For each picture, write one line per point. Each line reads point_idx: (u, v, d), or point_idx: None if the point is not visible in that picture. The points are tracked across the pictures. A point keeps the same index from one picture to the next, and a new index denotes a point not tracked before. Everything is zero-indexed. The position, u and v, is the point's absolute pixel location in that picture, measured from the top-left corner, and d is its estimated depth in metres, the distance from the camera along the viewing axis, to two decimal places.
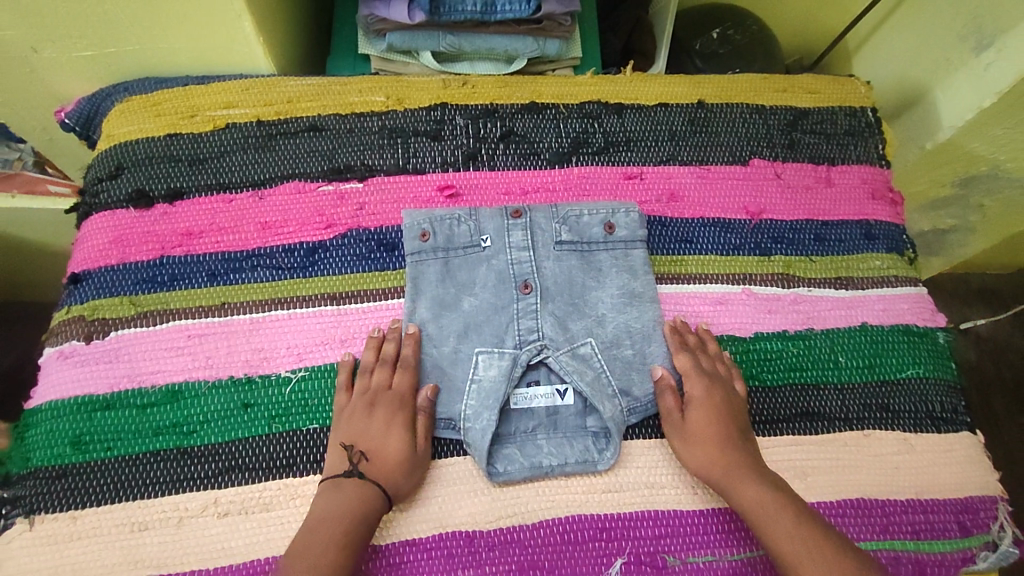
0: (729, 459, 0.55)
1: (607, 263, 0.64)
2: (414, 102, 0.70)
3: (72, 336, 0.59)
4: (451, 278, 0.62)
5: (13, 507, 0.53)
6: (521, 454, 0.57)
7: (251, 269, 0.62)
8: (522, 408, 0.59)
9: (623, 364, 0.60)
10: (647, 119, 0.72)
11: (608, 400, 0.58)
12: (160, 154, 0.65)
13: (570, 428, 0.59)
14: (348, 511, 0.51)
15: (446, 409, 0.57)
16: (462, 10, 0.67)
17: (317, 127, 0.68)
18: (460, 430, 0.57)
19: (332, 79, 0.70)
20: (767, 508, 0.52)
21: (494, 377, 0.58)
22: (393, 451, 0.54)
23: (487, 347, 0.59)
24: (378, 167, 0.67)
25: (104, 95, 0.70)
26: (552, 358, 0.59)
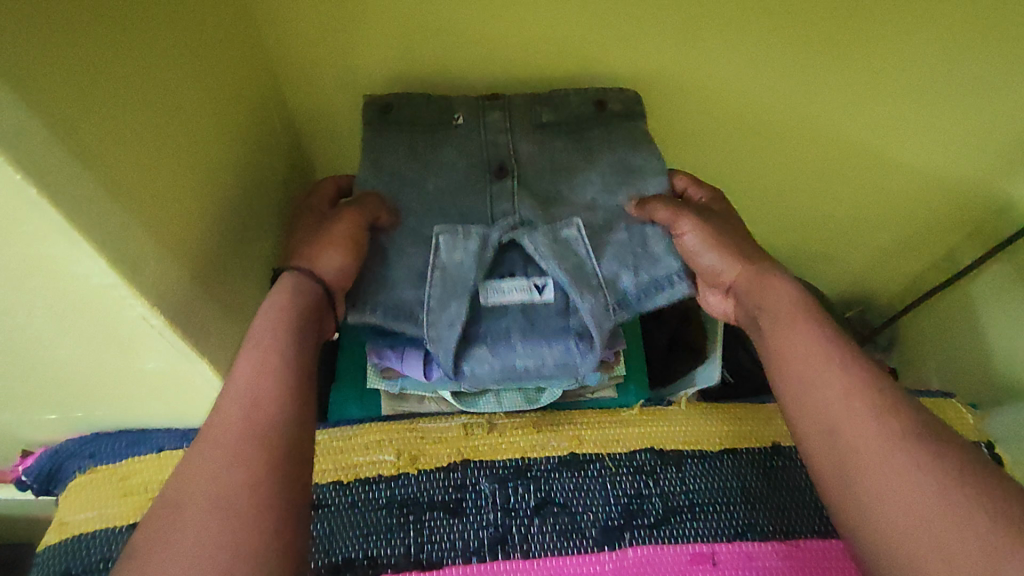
0: (757, 270, 0.51)
1: (596, 141, 0.61)
2: (430, 459, 0.60)
3: None
4: (445, 282, 0.54)
5: None
6: (494, 355, 0.55)
7: None
8: (496, 305, 0.57)
9: (612, 253, 0.57)
10: (713, 472, 0.59)
11: (589, 292, 0.55)
12: (119, 552, 0.54)
13: (548, 328, 0.56)
14: (275, 326, 0.44)
15: (405, 297, 0.54)
16: (486, 364, 0.55)
17: (314, 502, 0.57)
18: (422, 326, 0.54)
19: (332, 431, 0.61)
20: (795, 328, 0.46)
21: (461, 261, 0.55)
22: (320, 236, 0.51)
23: (448, 231, 0.55)
24: (383, 558, 0.54)
25: (65, 454, 0.60)
26: (528, 238, 0.56)
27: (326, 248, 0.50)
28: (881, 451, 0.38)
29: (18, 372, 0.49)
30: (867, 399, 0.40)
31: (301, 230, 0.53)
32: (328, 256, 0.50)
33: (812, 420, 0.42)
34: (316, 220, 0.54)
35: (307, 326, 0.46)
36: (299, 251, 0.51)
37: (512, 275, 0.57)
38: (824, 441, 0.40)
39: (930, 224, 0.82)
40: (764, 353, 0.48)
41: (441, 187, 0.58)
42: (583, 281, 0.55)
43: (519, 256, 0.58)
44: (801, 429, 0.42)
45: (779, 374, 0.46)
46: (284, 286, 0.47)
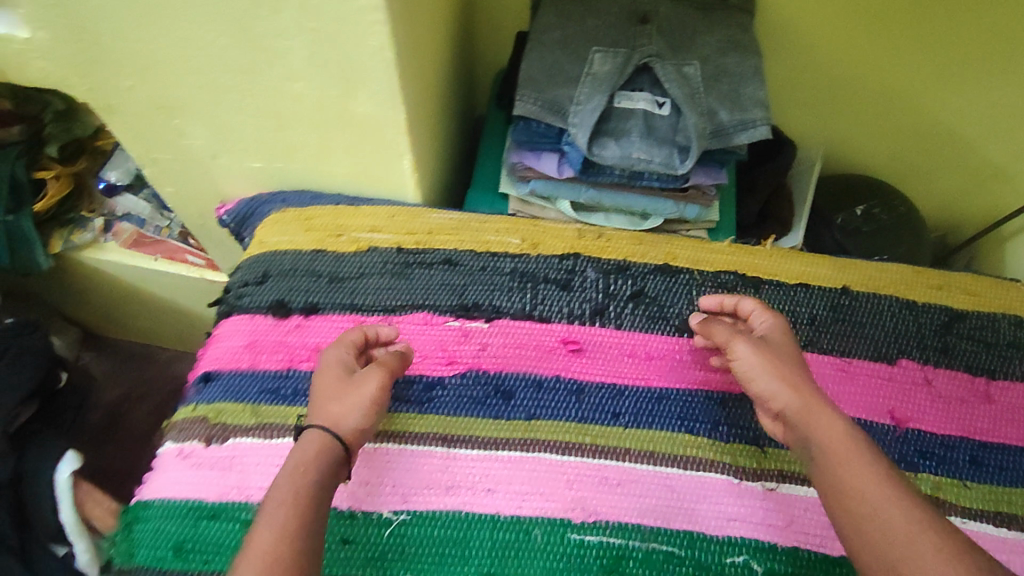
0: (807, 390, 0.54)
1: (721, 18, 0.72)
2: (548, 249, 0.71)
3: (193, 436, 0.60)
4: (593, 83, 0.66)
5: None
6: (616, 145, 0.65)
7: None
8: (625, 110, 0.66)
9: (717, 95, 0.67)
10: (785, 298, 0.69)
11: (697, 112, 0.65)
12: (303, 268, 0.69)
13: (661, 135, 0.66)
14: (307, 464, 0.52)
15: (560, 95, 0.67)
16: (610, 152, 0.65)
17: (452, 261, 0.70)
18: (570, 114, 0.66)
19: (471, 216, 0.73)
20: (846, 444, 0.51)
21: (607, 72, 0.66)
22: (347, 402, 0.56)
23: (603, 49, 0.68)
24: (505, 309, 0.67)
25: (261, 201, 0.76)
26: (658, 65, 0.66)
27: (351, 412, 0.56)
28: (910, 530, 0.45)
29: (253, 103, 0.64)
30: (898, 498, 0.47)
31: (326, 380, 0.58)
32: (364, 395, 0.56)
33: (855, 506, 0.48)
34: (341, 367, 0.59)
35: (337, 455, 0.54)
36: (322, 404, 0.56)
37: (640, 92, 0.67)
38: (864, 529, 0.47)
39: None
40: (816, 466, 0.51)
41: (595, 16, 0.71)
42: (693, 103, 0.65)
43: (648, 80, 0.67)
44: (847, 532, 0.48)
45: (831, 479, 0.50)
46: (308, 439, 0.54)
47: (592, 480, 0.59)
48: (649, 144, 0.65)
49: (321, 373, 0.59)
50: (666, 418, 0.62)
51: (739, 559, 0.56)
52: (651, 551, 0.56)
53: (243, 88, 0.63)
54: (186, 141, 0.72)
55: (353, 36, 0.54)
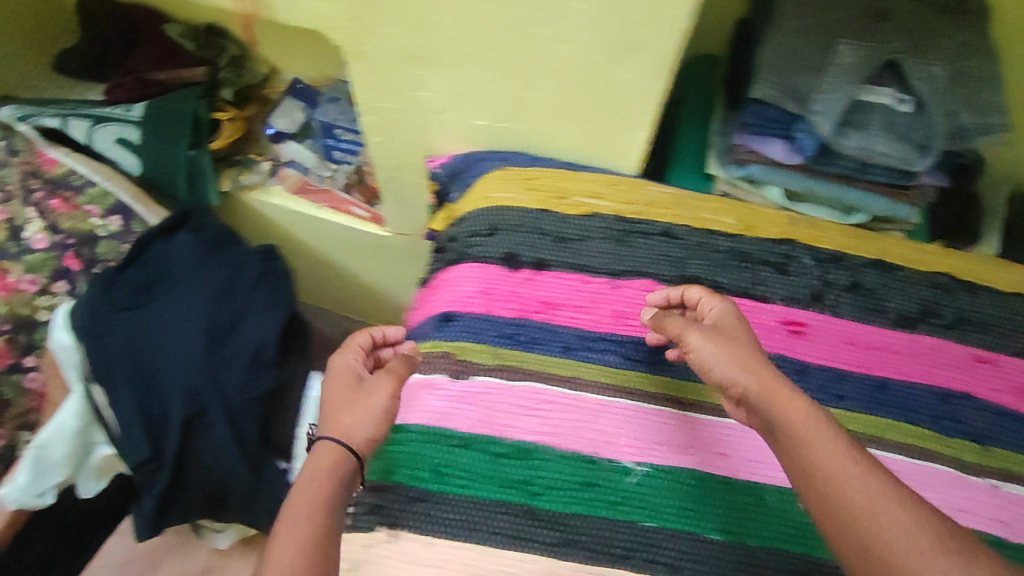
0: (767, 375, 0.53)
1: (962, 17, 0.70)
2: (763, 233, 0.73)
3: (440, 369, 0.65)
4: (839, 74, 0.66)
5: (372, 515, 0.59)
6: (860, 137, 0.67)
7: (602, 351, 0.66)
8: (867, 105, 0.66)
9: (959, 95, 0.67)
10: (1002, 305, 0.70)
11: (942, 113, 0.66)
12: (529, 225, 0.71)
13: (904, 131, 0.66)
14: (322, 472, 0.52)
15: (802, 82, 0.67)
16: (854, 144, 0.67)
17: (671, 234, 0.72)
18: (812, 105, 0.66)
19: (685, 193, 0.75)
20: (862, 445, 0.48)
21: (853, 64, 0.66)
22: (361, 411, 0.56)
23: (850, 41, 0.66)
24: (724, 285, 0.70)
25: (478, 158, 0.79)
26: (905, 62, 0.65)
27: (362, 422, 0.56)
28: (902, 519, 0.42)
29: (509, 62, 0.66)
30: (871, 477, 0.45)
31: (337, 390, 0.58)
32: (378, 400, 0.57)
33: (851, 514, 0.44)
34: (346, 373, 0.60)
35: (349, 467, 0.53)
36: (338, 413, 0.56)
37: (883, 87, 0.66)
38: (887, 532, 0.42)
39: None
40: (787, 454, 0.49)
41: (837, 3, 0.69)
42: (938, 103, 0.65)
43: (892, 76, 0.67)
44: (846, 540, 0.43)
45: (805, 467, 0.47)
46: (320, 451, 0.54)
47: None
48: (892, 139, 0.66)
49: (334, 382, 0.60)
50: (887, 407, 0.64)
51: None
52: None
53: (507, 47, 0.64)
54: (420, 93, 0.74)
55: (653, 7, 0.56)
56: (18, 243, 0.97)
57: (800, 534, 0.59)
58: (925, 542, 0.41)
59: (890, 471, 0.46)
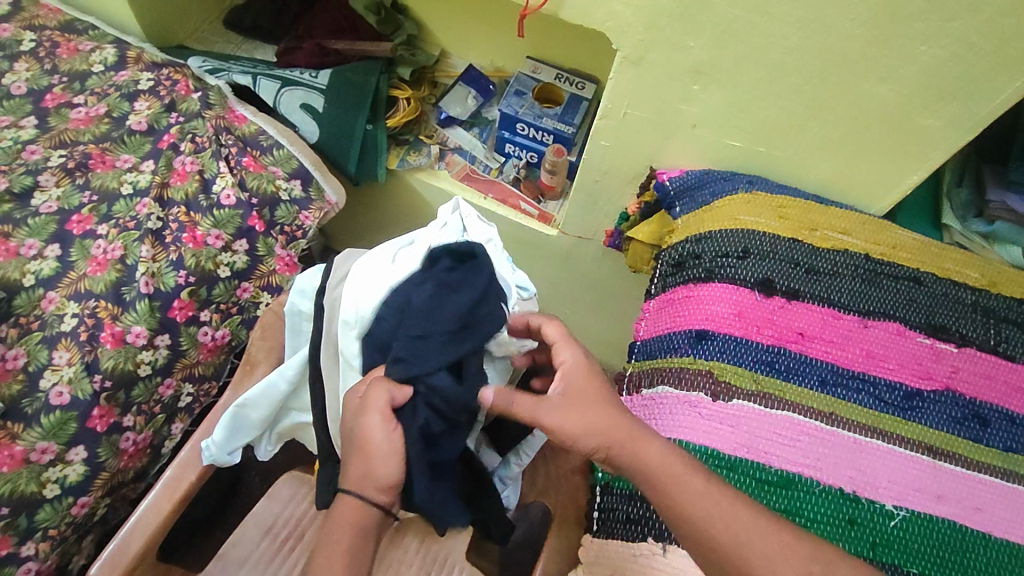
0: (619, 428, 0.55)
1: None
2: (1010, 292, 0.72)
3: (698, 387, 0.65)
4: None
5: (634, 525, 0.60)
6: None
7: (856, 390, 0.65)
8: None
9: None
10: None
11: None
12: (782, 253, 0.72)
13: None
14: (349, 531, 0.59)
15: None
16: None
17: (918, 280, 0.72)
18: None
19: (929, 241, 0.76)
20: (667, 465, 0.53)
21: None
22: (365, 461, 0.60)
23: None
24: (971, 338, 0.69)
25: (717, 178, 0.80)
26: None
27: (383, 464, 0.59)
28: (764, 544, 0.49)
29: (806, 91, 0.69)
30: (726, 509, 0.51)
31: (347, 432, 0.62)
32: (381, 452, 0.59)
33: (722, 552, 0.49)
34: (355, 404, 0.62)
35: (373, 517, 0.60)
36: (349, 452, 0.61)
37: None
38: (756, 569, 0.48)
39: None
40: (657, 497, 0.52)
41: None
42: None
43: None
44: None
45: (665, 500, 0.52)
46: (340, 505, 0.60)
47: None
48: None
49: (345, 412, 0.62)
50: None
51: None
52: None
53: (816, 75, 0.67)
54: (683, 106, 0.77)
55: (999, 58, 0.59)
56: (208, 197, 0.98)
57: None
58: (796, 561, 0.48)
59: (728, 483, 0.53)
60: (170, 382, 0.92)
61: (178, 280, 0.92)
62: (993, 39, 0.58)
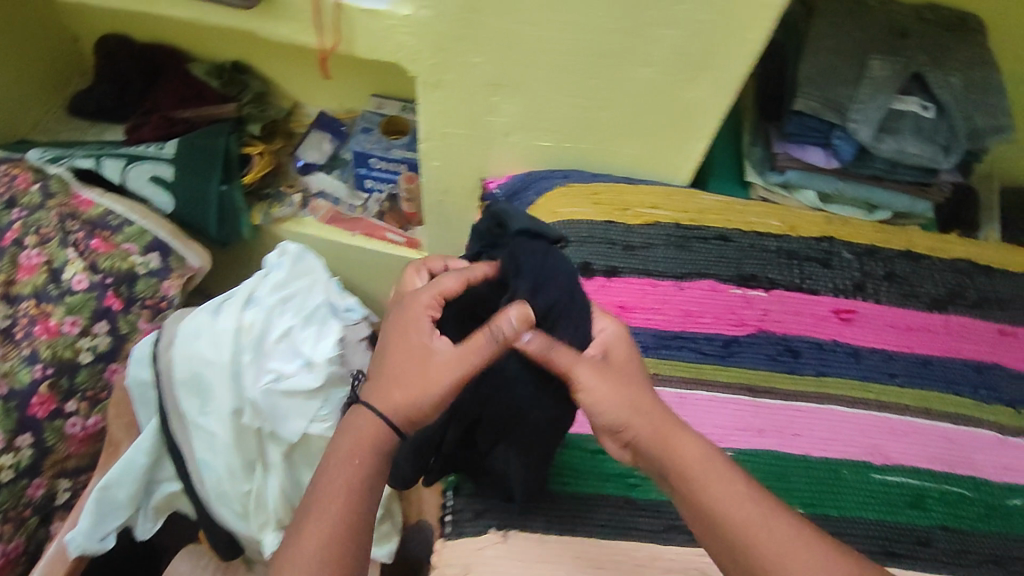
0: (651, 413, 0.51)
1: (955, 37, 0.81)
2: (806, 232, 0.80)
3: None
4: (875, 85, 0.75)
5: (481, 520, 0.60)
6: (898, 141, 0.75)
7: (677, 348, 0.70)
8: (901, 111, 0.76)
9: (974, 105, 0.76)
10: (1014, 285, 0.79)
11: (961, 118, 0.75)
12: (599, 236, 0.77)
13: (933, 133, 0.76)
14: (363, 449, 0.50)
15: (837, 97, 0.76)
16: (896, 147, 0.75)
17: (725, 237, 0.78)
18: (850, 114, 0.75)
19: (733, 200, 0.82)
20: (704, 462, 0.49)
21: (885, 75, 0.76)
22: (416, 381, 0.50)
23: (881, 57, 0.77)
24: (779, 281, 0.76)
25: (539, 177, 0.84)
26: (929, 74, 0.76)
27: (419, 393, 0.50)
28: (813, 557, 0.45)
29: (586, 86, 0.72)
30: (762, 514, 0.47)
31: (399, 353, 0.52)
32: (438, 374, 0.50)
33: (765, 563, 0.45)
34: (413, 329, 0.52)
35: (390, 442, 0.50)
36: (401, 375, 0.51)
37: (911, 97, 0.76)
38: None
39: None
40: (684, 501, 0.49)
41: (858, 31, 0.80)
42: (960, 108, 0.76)
43: (918, 86, 0.77)
44: None
45: (705, 511, 0.47)
46: (358, 420, 0.51)
47: (882, 431, 0.66)
48: (924, 143, 0.75)
49: (398, 332, 0.53)
50: (935, 381, 0.70)
51: None
52: (945, 491, 0.63)
53: (588, 71, 0.71)
54: (491, 117, 0.80)
55: (732, 30, 0.63)
56: (58, 285, 0.96)
57: (877, 505, 0.62)
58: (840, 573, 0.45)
59: (758, 484, 0.49)
60: (40, 481, 0.89)
61: (34, 376, 0.90)
62: (718, 15, 0.62)
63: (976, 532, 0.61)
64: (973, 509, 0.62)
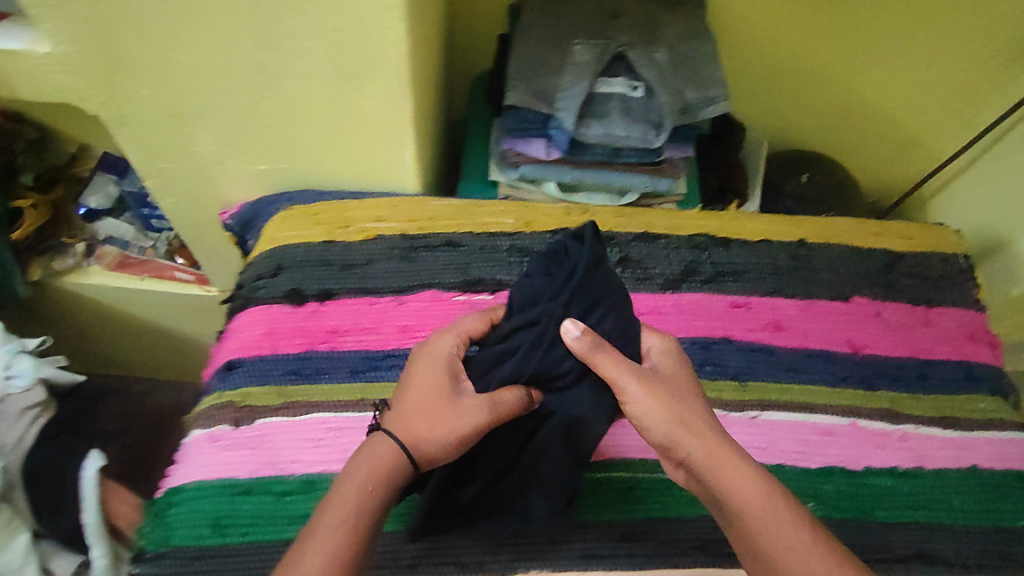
0: (713, 446, 0.50)
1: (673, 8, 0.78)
2: (541, 226, 0.78)
3: (221, 420, 0.64)
4: (574, 70, 0.72)
5: None
6: (603, 126, 0.72)
7: (388, 368, 0.68)
8: (606, 94, 0.72)
9: (683, 79, 0.73)
10: (753, 254, 0.77)
11: (668, 93, 0.71)
12: (315, 258, 0.73)
13: (640, 112, 0.72)
14: (375, 477, 0.48)
15: (540, 88, 0.72)
16: (599, 133, 0.72)
17: (454, 243, 0.75)
18: (553, 103, 0.72)
19: (467, 202, 0.79)
20: (767, 501, 0.48)
21: (586, 59, 0.72)
22: (429, 413, 0.50)
23: (582, 39, 0.73)
24: (507, 282, 0.73)
25: (267, 203, 0.79)
26: (631, 51, 0.72)
27: (437, 431, 0.49)
28: (820, 574, 0.45)
29: (263, 106, 0.68)
30: (822, 552, 0.46)
31: (423, 385, 0.51)
32: (461, 416, 0.49)
33: None
34: (441, 365, 0.53)
35: (403, 473, 0.49)
36: (414, 402, 0.51)
37: (617, 77, 0.73)
38: None
39: (943, 115, 0.97)
40: (734, 531, 0.49)
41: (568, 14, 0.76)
42: (665, 85, 0.72)
43: (623, 67, 0.73)
44: None
45: (750, 535, 0.47)
46: (375, 446, 0.51)
47: None
48: (630, 124, 0.72)
49: (422, 366, 0.53)
50: None
51: None
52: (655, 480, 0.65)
53: (255, 90, 0.66)
54: (194, 147, 0.74)
55: (370, 36, 0.59)
56: None
57: (584, 504, 0.64)
58: None
59: (792, 498, 0.49)
60: None
61: None
62: (346, 23, 0.58)
63: (680, 519, 0.64)
64: (680, 495, 0.65)
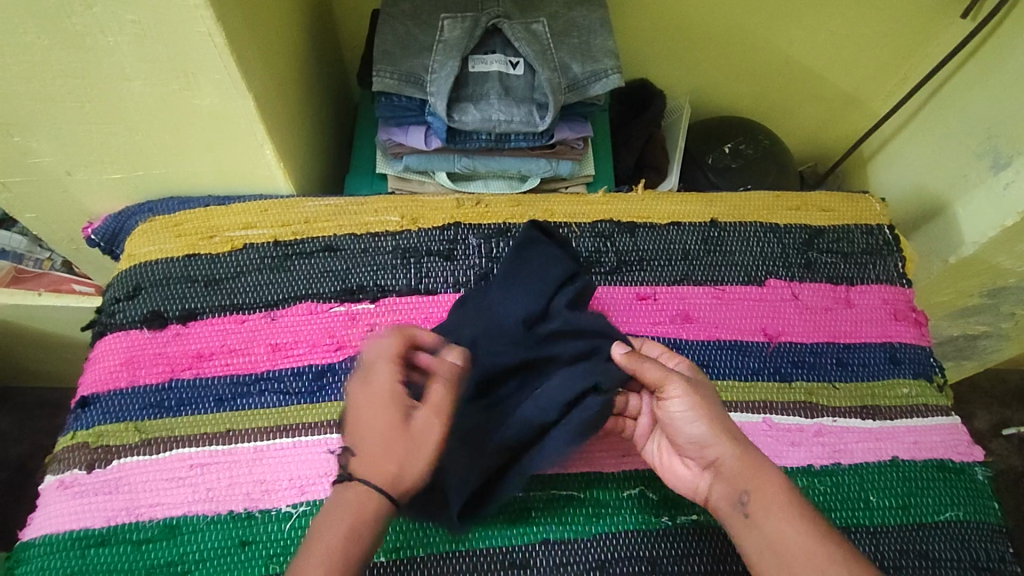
0: (744, 446, 0.52)
1: None
2: (429, 222, 0.71)
3: (73, 465, 0.58)
4: (445, 49, 0.66)
5: None
6: (480, 109, 0.66)
7: (259, 393, 0.62)
8: (482, 73, 0.67)
9: (566, 51, 0.67)
10: (660, 238, 0.71)
11: (548, 68, 0.66)
12: (178, 274, 0.67)
13: (520, 93, 0.67)
14: (357, 519, 0.47)
15: (409, 70, 0.66)
16: (476, 117, 0.66)
17: (332, 247, 0.69)
18: (424, 86, 0.66)
19: (349, 199, 0.72)
20: (786, 494, 0.50)
21: (457, 36, 0.66)
22: (394, 454, 0.47)
23: (452, 14, 0.67)
24: (390, 287, 0.67)
25: (129, 214, 0.72)
26: (506, 24, 0.66)
27: (410, 461, 0.48)
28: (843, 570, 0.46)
29: (96, 110, 0.60)
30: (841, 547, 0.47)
31: (375, 431, 0.48)
32: (427, 435, 0.48)
33: None
34: (381, 405, 0.49)
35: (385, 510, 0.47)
36: (371, 451, 0.48)
37: (493, 54, 0.67)
38: None
39: (873, 70, 0.91)
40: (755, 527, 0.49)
41: None
42: (545, 60, 0.66)
43: (500, 42, 0.68)
44: None
45: (768, 524, 0.48)
46: (347, 492, 0.48)
47: None
48: (510, 106, 0.66)
49: (370, 408, 0.49)
50: None
51: (634, 491, 0.59)
52: (552, 499, 0.58)
53: (80, 94, 0.58)
54: (35, 159, 0.66)
55: (185, 26, 0.51)
56: None
57: (470, 533, 0.56)
58: None
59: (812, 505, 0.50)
60: None
61: None
62: (155, 13, 0.50)
63: (578, 540, 0.56)
64: (578, 513, 0.57)
